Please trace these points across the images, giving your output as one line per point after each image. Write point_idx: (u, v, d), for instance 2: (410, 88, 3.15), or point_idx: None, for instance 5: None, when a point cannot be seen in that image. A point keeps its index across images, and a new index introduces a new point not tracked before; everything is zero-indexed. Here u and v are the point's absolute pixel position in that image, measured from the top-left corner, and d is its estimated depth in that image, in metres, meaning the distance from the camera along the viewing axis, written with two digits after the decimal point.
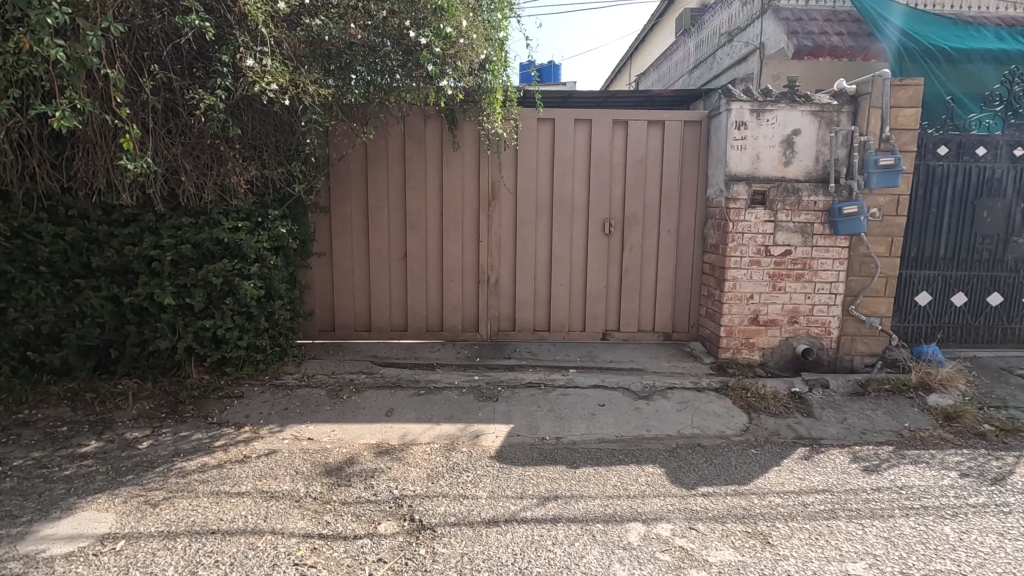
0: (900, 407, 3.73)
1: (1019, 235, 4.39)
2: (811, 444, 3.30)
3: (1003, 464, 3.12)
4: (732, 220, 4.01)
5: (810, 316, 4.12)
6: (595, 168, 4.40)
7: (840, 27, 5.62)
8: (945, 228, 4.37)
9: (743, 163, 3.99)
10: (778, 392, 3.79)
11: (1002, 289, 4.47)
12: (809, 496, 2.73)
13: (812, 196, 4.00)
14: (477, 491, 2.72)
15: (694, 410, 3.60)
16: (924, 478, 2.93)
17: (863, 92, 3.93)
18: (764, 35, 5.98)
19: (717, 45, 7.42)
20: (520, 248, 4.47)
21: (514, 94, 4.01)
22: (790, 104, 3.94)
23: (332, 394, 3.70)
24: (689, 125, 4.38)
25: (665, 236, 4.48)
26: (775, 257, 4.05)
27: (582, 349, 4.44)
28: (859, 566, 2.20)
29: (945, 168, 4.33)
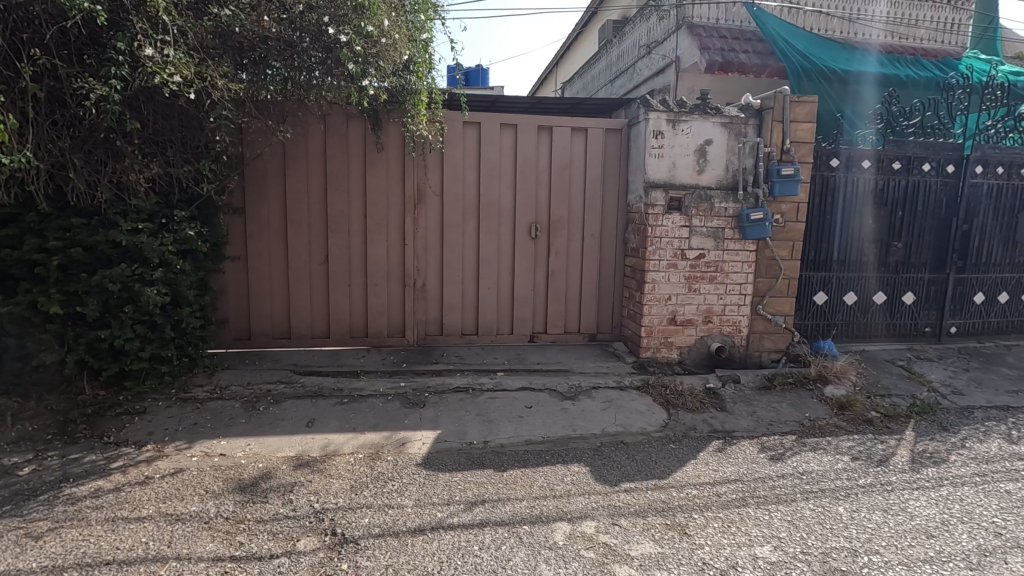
0: (802, 399, 4.03)
1: (898, 240, 4.88)
2: (725, 437, 3.50)
3: (887, 446, 3.46)
4: (651, 225, 4.18)
5: (722, 315, 4.38)
6: (522, 173, 4.45)
7: (746, 45, 6.03)
8: (838, 233, 4.78)
9: (661, 171, 4.18)
10: (695, 389, 3.99)
11: (885, 288, 4.95)
12: (721, 486, 2.89)
13: (723, 203, 4.25)
14: (403, 500, 2.66)
15: (617, 408, 3.72)
16: (822, 464, 3.19)
17: (766, 107, 4.24)
18: (679, 49, 6.31)
19: (636, 57, 7.75)
20: (447, 252, 4.44)
21: (440, 97, 3.98)
22: (703, 115, 4.18)
23: (247, 406, 3.50)
24: (611, 133, 4.53)
25: (589, 240, 4.61)
26: (691, 260, 4.27)
27: (510, 352, 4.47)
28: (765, 549, 2.35)
29: (837, 178, 4.73)
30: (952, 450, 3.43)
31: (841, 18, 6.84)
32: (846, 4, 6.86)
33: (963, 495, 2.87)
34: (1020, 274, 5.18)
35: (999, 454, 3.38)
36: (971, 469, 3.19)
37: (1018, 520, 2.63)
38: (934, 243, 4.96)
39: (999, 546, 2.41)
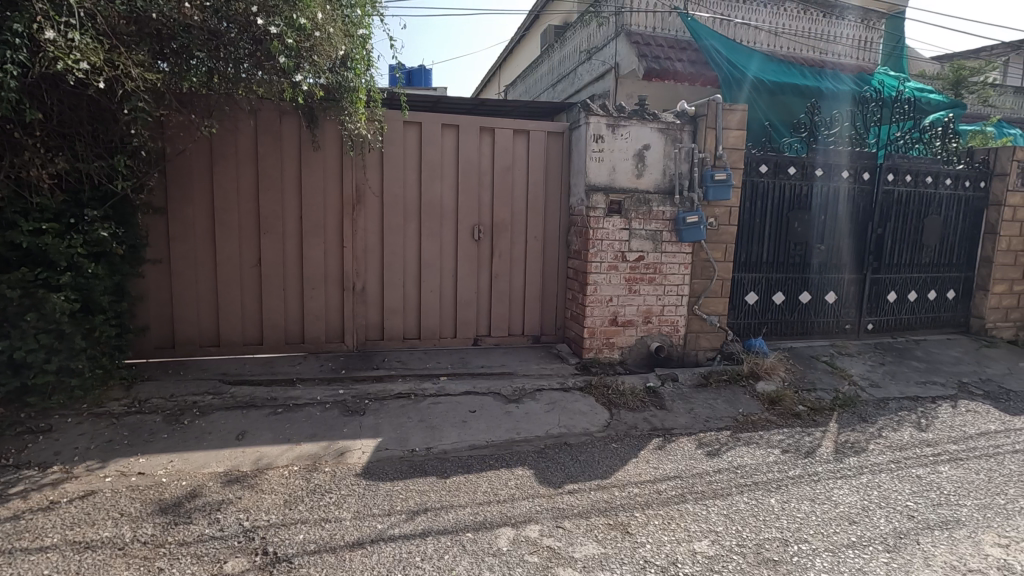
0: (736, 395, 4.20)
1: (821, 242, 5.17)
2: (664, 435, 3.58)
3: (813, 438, 3.65)
4: (592, 227, 4.24)
5: (661, 316, 4.49)
6: (464, 174, 4.40)
7: (681, 54, 6.25)
8: (767, 236, 5.02)
9: (601, 174, 4.24)
10: (636, 388, 4.07)
11: (810, 288, 5.24)
12: (662, 483, 2.95)
13: (661, 206, 4.36)
14: (341, 513, 2.55)
15: (561, 410, 3.74)
16: (755, 457, 3.32)
17: (700, 114, 4.40)
18: (618, 56, 6.46)
19: (577, 62, 7.88)
20: (388, 254, 4.32)
21: (379, 95, 3.88)
22: (641, 121, 4.27)
23: (170, 420, 3.26)
24: (553, 136, 4.56)
25: (532, 242, 4.62)
26: (631, 262, 4.36)
27: (454, 355, 4.40)
28: (703, 544, 2.41)
29: (766, 184, 4.96)
30: (870, 439, 3.66)
31: (768, 32, 7.22)
32: (772, 18, 7.23)
33: (881, 482, 3.07)
34: (926, 273, 5.62)
35: (911, 442, 3.64)
36: (887, 456, 3.41)
37: (928, 503, 2.83)
38: (852, 245, 5.30)
39: (913, 528, 2.58)
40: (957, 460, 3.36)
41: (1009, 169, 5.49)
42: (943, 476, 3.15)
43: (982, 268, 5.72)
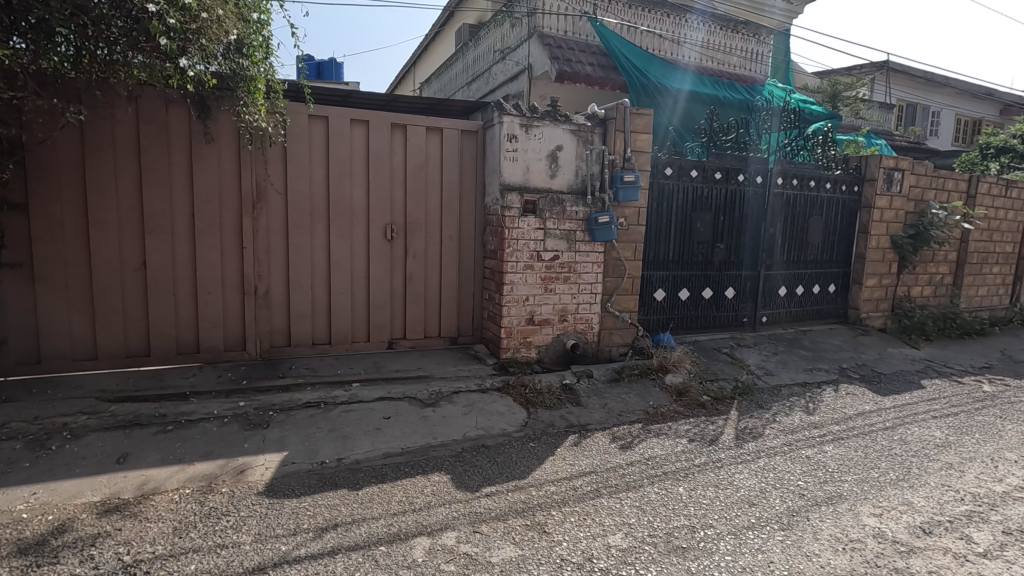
0: (647, 388, 4.36)
1: (721, 241, 5.51)
2: (580, 431, 3.65)
3: (717, 426, 3.87)
4: (507, 227, 4.22)
5: (576, 314, 4.58)
6: (375, 172, 4.23)
7: (591, 58, 6.43)
8: (673, 235, 5.26)
9: (516, 174, 4.24)
10: (552, 386, 4.12)
11: (712, 284, 5.57)
12: (577, 479, 2.99)
13: (574, 206, 4.44)
14: (239, 537, 2.34)
15: (478, 411, 3.69)
16: (664, 448, 3.46)
17: (609, 117, 4.54)
18: (531, 57, 6.55)
19: (491, 61, 7.90)
20: (293, 255, 4.07)
21: (280, 87, 3.65)
22: (554, 122, 4.33)
23: (34, 446, 2.86)
24: (466, 135, 4.51)
25: (447, 242, 4.54)
26: (546, 262, 4.40)
27: (367, 360, 4.22)
28: (617, 537, 2.46)
29: (671, 185, 5.20)
30: (766, 424, 3.93)
31: (671, 40, 7.60)
32: (674, 28, 7.62)
33: (776, 464, 3.29)
34: (811, 269, 6.14)
35: (801, 425, 3.95)
36: (781, 440, 3.68)
37: (816, 481, 3.08)
38: (748, 244, 5.69)
39: (803, 505, 2.79)
40: (839, 440, 3.69)
41: (877, 175, 6.13)
42: (827, 455, 3.45)
43: (857, 264, 6.35)
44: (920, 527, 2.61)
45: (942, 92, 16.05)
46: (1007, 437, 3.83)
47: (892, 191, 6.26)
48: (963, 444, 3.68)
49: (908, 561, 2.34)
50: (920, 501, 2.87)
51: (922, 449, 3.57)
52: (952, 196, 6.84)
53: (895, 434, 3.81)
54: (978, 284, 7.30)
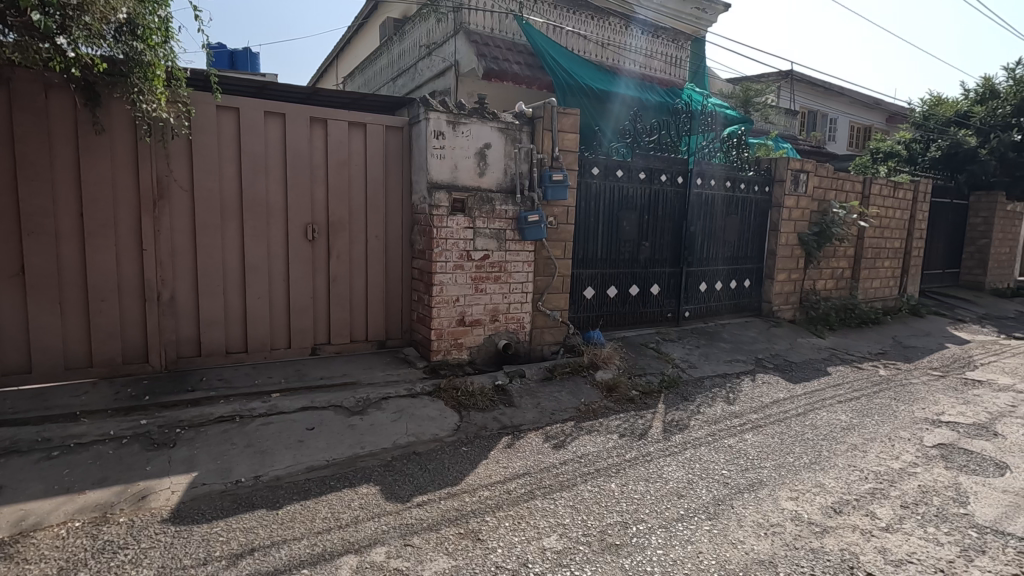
0: (578, 385, 4.40)
1: (646, 240, 5.67)
2: (513, 432, 3.62)
3: (645, 420, 3.96)
4: (435, 226, 4.11)
5: (507, 313, 4.54)
6: (293, 168, 3.99)
7: (518, 57, 6.47)
8: (600, 234, 5.35)
9: (443, 172, 4.14)
10: (485, 387, 4.06)
11: (639, 281, 5.72)
12: (511, 482, 2.95)
13: (504, 205, 4.40)
14: (139, 573, 2.11)
15: (409, 417, 3.57)
16: (596, 445, 3.49)
17: (536, 116, 4.53)
18: (458, 54, 6.48)
19: (417, 57, 7.74)
20: (202, 258, 3.75)
21: (182, 74, 3.33)
22: (481, 119, 4.26)
23: None
24: (391, 131, 4.35)
25: (373, 242, 4.36)
26: (476, 261, 4.33)
27: (287, 368, 3.97)
28: (552, 539, 2.44)
29: (598, 185, 5.28)
30: (691, 416, 4.08)
31: (595, 43, 7.76)
32: (598, 31, 7.80)
33: (701, 454, 3.41)
34: (729, 266, 6.46)
35: (723, 415, 4.13)
36: (705, 430, 3.82)
37: (738, 469, 3.21)
38: (671, 242, 5.89)
39: (728, 494, 2.90)
40: (758, 427, 3.88)
41: (785, 176, 6.55)
42: (747, 443, 3.61)
43: (769, 260, 6.76)
44: (832, 507, 2.78)
45: (839, 101, 17.46)
46: (901, 417, 4.19)
47: (798, 192, 6.71)
48: (864, 425, 3.99)
49: (822, 541, 2.47)
50: (831, 482, 3.06)
51: (830, 432, 3.83)
52: (850, 196, 7.43)
53: (806, 420, 4.07)
54: (872, 277, 7.98)
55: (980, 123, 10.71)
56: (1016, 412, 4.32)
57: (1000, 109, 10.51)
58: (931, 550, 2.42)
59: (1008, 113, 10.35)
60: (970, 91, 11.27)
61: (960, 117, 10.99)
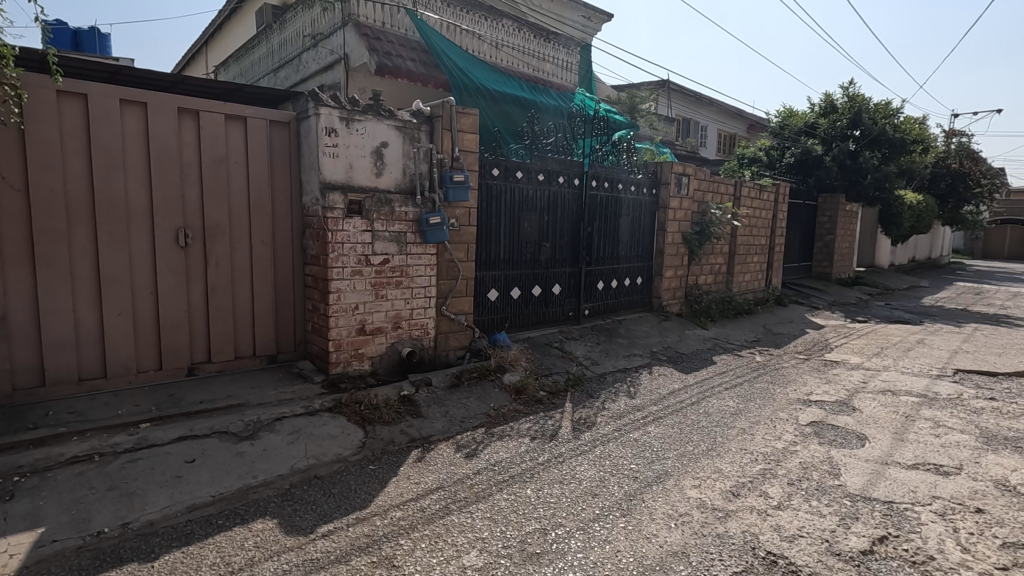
0: (486, 390, 4.33)
1: (546, 240, 5.74)
2: (423, 444, 3.47)
3: (554, 421, 3.99)
4: (330, 229, 3.82)
5: (410, 320, 4.36)
6: (158, 165, 3.50)
7: (411, 53, 6.33)
8: (502, 235, 5.32)
9: (337, 172, 3.86)
10: (390, 399, 3.85)
11: (541, 281, 5.77)
12: (425, 499, 2.81)
13: (403, 207, 4.21)
14: None
15: (307, 438, 3.28)
16: (509, 450, 3.45)
17: (435, 115, 4.40)
18: (347, 47, 6.17)
19: (300, 48, 7.25)
20: (42, 269, 3.16)
21: (9, 51, 2.67)
22: (377, 116, 4.04)
23: None
24: (275, 126, 3.99)
25: (258, 247, 3.97)
26: (375, 266, 4.10)
27: (158, 393, 3.47)
28: (472, 556, 2.34)
29: (499, 186, 5.25)
30: (597, 412, 4.18)
31: (489, 43, 7.76)
32: (491, 32, 7.80)
33: (610, 451, 3.49)
34: (623, 264, 6.74)
35: (626, 409, 4.27)
36: (611, 426, 3.92)
37: (645, 462, 3.33)
38: (569, 241, 6.02)
39: (638, 488, 2.98)
40: (658, 419, 4.07)
41: (669, 180, 6.99)
42: (651, 435, 3.76)
43: (657, 258, 7.16)
44: (731, 491, 2.96)
45: (709, 110, 19.07)
46: (778, 399, 4.61)
47: (681, 194, 7.19)
48: (749, 410, 4.33)
49: (726, 525, 2.62)
50: (727, 467, 3.26)
51: (721, 418, 4.11)
52: (724, 198, 8.09)
53: (700, 408, 4.34)
54: (744, 271, 8.76)
55: (825, 134, 12.24)
56: (866, 387, 4.94)
57: (838, 121, 12.20)
58: (816, 522, 2.65)
59: (845, 125, 12.09)
60: (815, 105, 12.84)
61: (808, 128, 12.45)
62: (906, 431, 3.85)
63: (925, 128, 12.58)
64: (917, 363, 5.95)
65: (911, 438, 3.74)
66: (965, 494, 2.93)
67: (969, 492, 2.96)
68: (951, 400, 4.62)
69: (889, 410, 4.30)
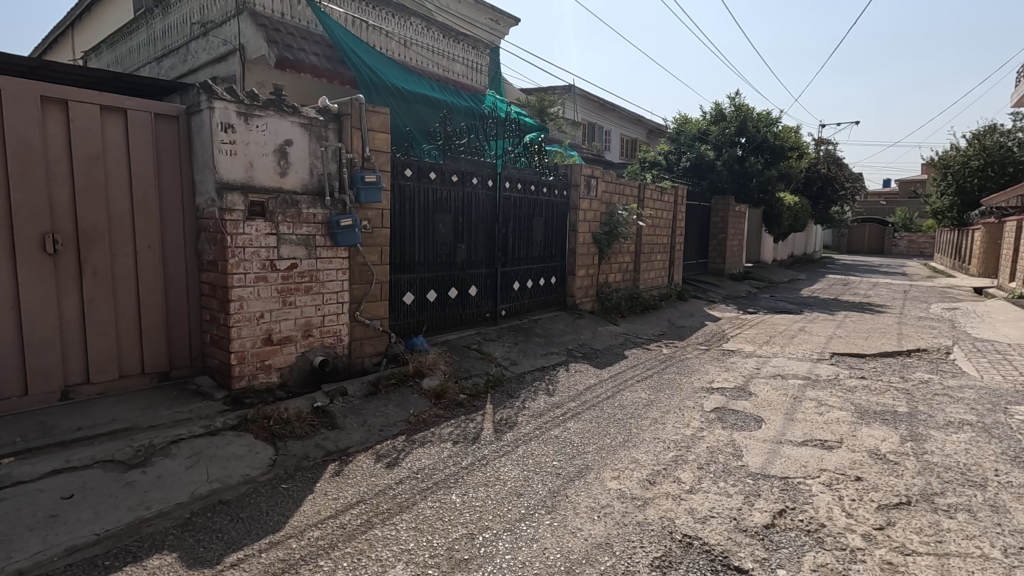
0: (405, 396, 4.21)
1: (461, 241, 5.71)
2: (340, 457, 3.32)
3: (476, 423, 3.97)
4: (229, 233, 3.53)
5: (322, 327, 4.15)
6: (17, 161, 3.05)
7: (315, 48, 6.04)
8: (416, 237, 5.22)
9: (236, 171, 3.59)
10: (302, 411, 3.64)
11: (457, 283, 5.73)
12: (345, 514, 2.68)
13: (311, 209, 4.00)
14: None
15: (209, 460, 3.01)
16: (431, 456, 3.38)
17: (343, 113, 4.22)
18: (242, 37, 5.76)
19: (187, 35, 6.67)
20: None
21: None
22: (279, 112, 3.80)
23: None
24: (161, 120, 3.63)
25: (144, 253, 3.59)
26: (282, 271, 3.85)
27: (24, 422, 3.02)
28: (398, 569, 2.26)
29: (412, 187, 5.13)
30: (518, 412, 4.21)
31: (397, 41, 7.58)
32: (399, 29, 7.64)
33: (532, 449, 3.52)
34: (537, 264, 6.86)
35: (546, 407, 4.35)
36: (532, 425, 3.97)
37: (567, 457, 3.40)
38: (484, 242, 6.02)
39: (561, 484, 3.04)
40: (577, 415, 4.18)
41: (579, 182, 7.21)
42: (571, 431, 3.85)
43: (570, 258, 7.34)
44: (647, 479, 3.10)
45: (612, 115, 19.97)
46: (684, 388, 4.90)
47: (590, 196, 7.44)
48: (660, 400, 4.57)
49: (645, 513, 2.73)
50: (642, 456, 3.41)
51: (635, 410, 4.30)
52: (630, 200, 8.48)
53: (615, 401, 4.51)
54: (649, 269, 9.24)
55: (716, 140, 13.24)
56: (759, 373, 5.38)
57: (727, 128, 13.24)
58: (724, 502, 2.84)
59: (733, 132, 13.14)
60: (706, 113, 13.86)
61: (700, 134, 13.43)
62: (795, 411, 4.24)
63: (799, 137, 13.98)
64: (800, 349, 6.57)
65: (799, 417, 4.12)
66: (846, 464, 3.28)
67: (849, 462, 3.31)
68: (830, 380, 5.16)
69: (780, 393, 4.72)
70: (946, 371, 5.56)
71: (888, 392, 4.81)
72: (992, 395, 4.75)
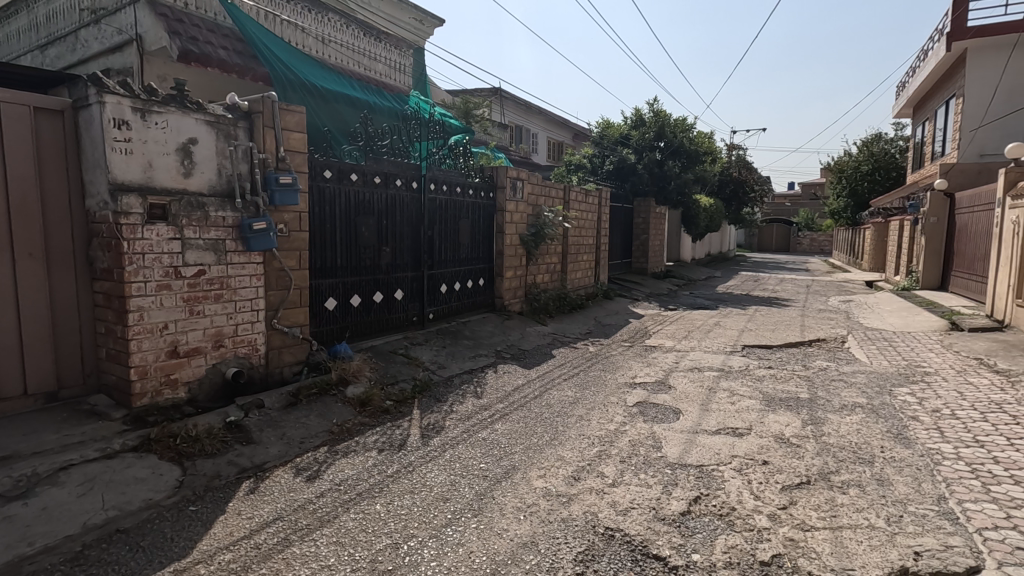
0: (327, 405, 4.07)
1: (386, 244, 5.58)
2: (255, 473, 3.15)
3: (402, 430, 3.89)
4: (125, 238, 3.25)
5: (234, 337, 3.92)
6: None
7: (224, 42, 5.73)
8: (337, 241, 5.05)
9: (132, 172, 3.32)
10: (214, 427, 3.42)
11: (382, 287, 5.60)
12: (260, 534, 2.54)
13: (220, 211, 3.77)
14: None
15: (105, 486, 2.76)
16: (355, 466, 3.28)
17: (255, 111, 4.01)
18: (140, 27, 5.35)
19: (76, 22, 6.10)
20: None
21: None
22: (181, 108, 3.55)
23: None
24: (42, 116, 3.29)
25: (26, 263, 3.24)
26: (188, 279, 3.60)
27: None
28: None
29: (332, 189, 4.95)
30: (446, 416, 4.17)
31: (315, 37, 7.31)
32: (315, 25, 7.38)
33: (459, 453, 3.50)
34: (465, 266, 6.84)
35: (474, 410, 4.33)
36: (460, 428, 3.95)
37: (494, 459, 3.41)
38: (410, 244, 5.92)
39: (488, 486, 3.04)
40: (505, 416, 4.20)
41: (505, 183, 7.25)
42: (498, 433, 3.86)
43: (497, 260, 7.37)
44: (572, 476, 3.17)
45: (538, 118, 20.31)
46: (609, 384, 5.06)
47: (516, 198, 7.51)
48: (585, 397, 4.68)
49: (569, 509, 2.79)
50: (568, 453, 3.49)
51: (562, 408, 4.38)
52: (556, 201, 8.63)
53: (543, 400, 4.58)
54: (576, 269, 9.45)
55: (636, 144, 13.80)
56: (678, 367, 5.65)
57: (647, 133, 13.83)
58: (644, 493, 2.95)
59: (652, 137, 13.76)
60: (628, 118, 14.40)
61: (622, 138, 13.94)
62: (710, 401, 4.48)
63: (712, 142, 14.85)
64: (715, 342, 6.97)
65: (714, 407, 4.36)
66: (755, 449, 3.51)
67: (758, 448, 3.54)
68: (741, 371, 5.50)
69: (696, 385, 4.97)
70: (842, 359, 6.08)
71: (791, 379, 5.19)
72: (880, 378, 5.25)
